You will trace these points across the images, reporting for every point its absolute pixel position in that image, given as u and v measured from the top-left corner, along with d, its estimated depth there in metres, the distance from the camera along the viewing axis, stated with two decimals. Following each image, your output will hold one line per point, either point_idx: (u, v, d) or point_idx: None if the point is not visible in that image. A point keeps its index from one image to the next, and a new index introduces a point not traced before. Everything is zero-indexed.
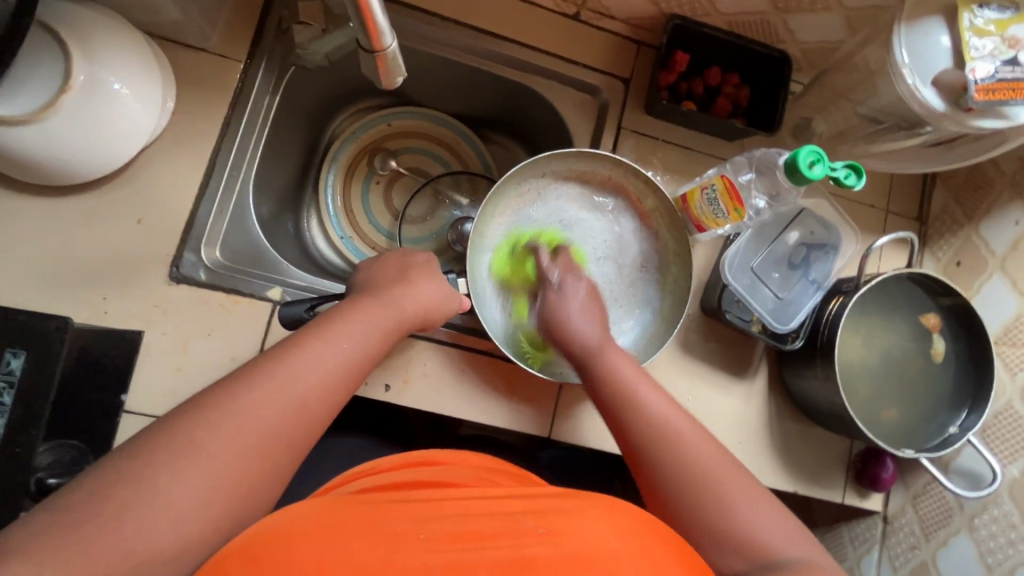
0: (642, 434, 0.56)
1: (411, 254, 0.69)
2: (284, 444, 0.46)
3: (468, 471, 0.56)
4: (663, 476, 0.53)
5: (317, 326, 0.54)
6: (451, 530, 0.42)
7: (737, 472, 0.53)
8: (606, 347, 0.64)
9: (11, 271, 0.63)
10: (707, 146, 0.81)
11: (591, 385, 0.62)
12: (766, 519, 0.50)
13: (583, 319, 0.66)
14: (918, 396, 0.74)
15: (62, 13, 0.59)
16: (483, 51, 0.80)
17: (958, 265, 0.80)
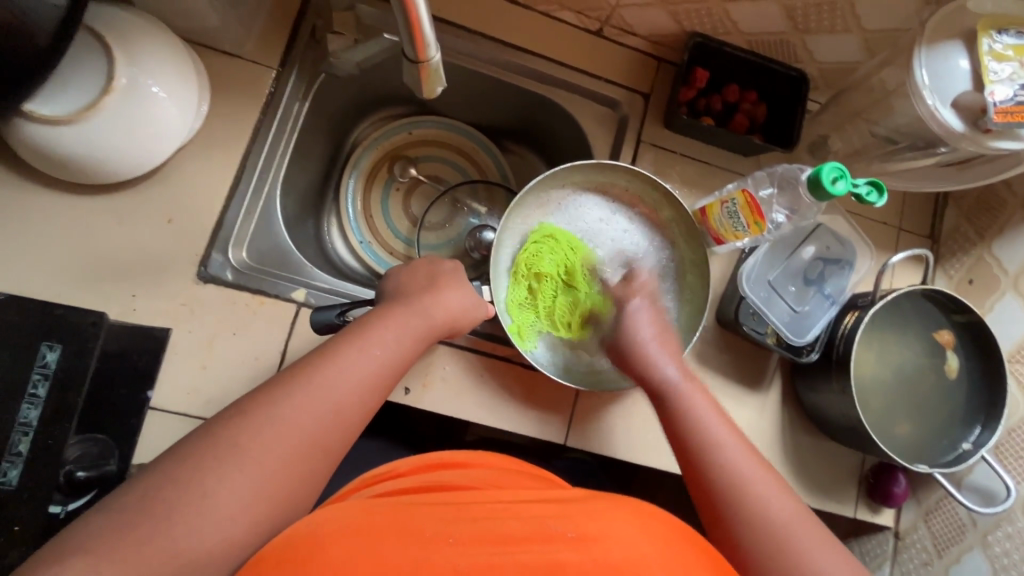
0: (725, 487, 0.54)
1: (438, 262, 0.69)
2: (321, 447, 0.49)
3: (494, 473, 0.57)
4: (747, 527, 0.51)
5: (351, 334, 0.56)
6: (485, 534, 0.43)
7: (816, 527, 0.51)
8: (688, 392, 0.62)
9: (43, 267, 0.64)
10: (724, 160, 0.83)
11: (672, 426, 0.61)
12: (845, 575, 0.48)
13: (662, 356, 0.65)
14: (931, 412, 0.74)
15: (107, 19, 0.61)
16: (507, 64, 0.82)
17: (970, 283, 0.81)
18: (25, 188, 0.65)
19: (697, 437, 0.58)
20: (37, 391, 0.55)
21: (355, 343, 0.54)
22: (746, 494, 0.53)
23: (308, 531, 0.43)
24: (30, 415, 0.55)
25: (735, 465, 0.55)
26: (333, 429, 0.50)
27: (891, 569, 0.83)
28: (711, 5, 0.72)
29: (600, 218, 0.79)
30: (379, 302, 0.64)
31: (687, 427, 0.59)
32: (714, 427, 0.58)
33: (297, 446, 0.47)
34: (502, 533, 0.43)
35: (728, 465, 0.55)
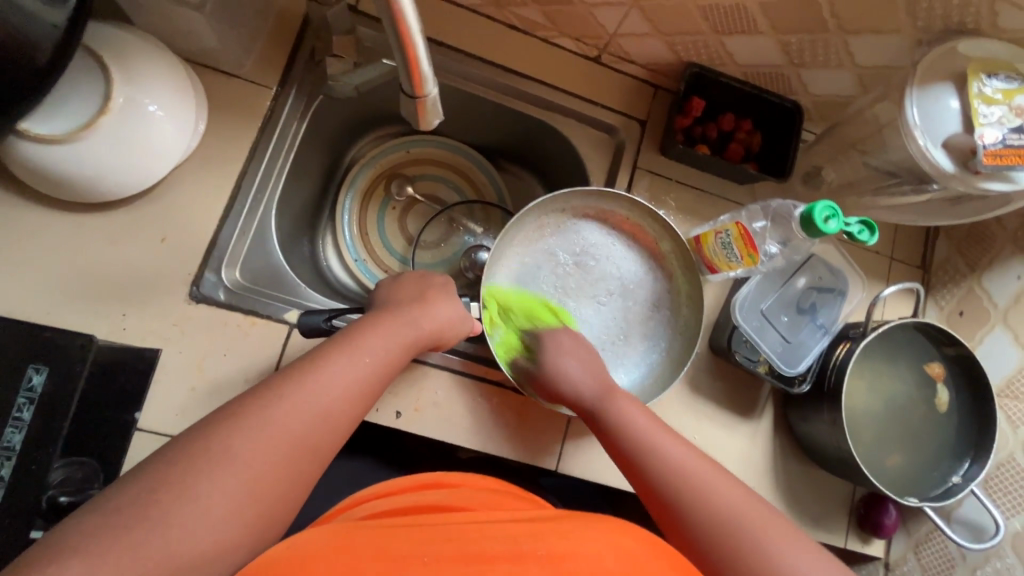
0: (671, 488, 0.55)
1: (428, 277, 0.69)
2: (309, 452, 0.48)
3: (480, 494, 0.57)
4: (693, 521, 0.52)
5: (340, 340, 0.55)
6: (459, 552, 0.43)
7: (763, 510, 0.52)
8: (617, 402, 0.63)
9: (33, 286, 0.64)
10: (719, 188, 0.83)
11: (607, 431, 0.62)
12: (800, 555, 0.49)
13: (581, 369, 0.67)
14: (921, 444, 0.74)
15: (106, 39, 0.61)
16: (506, 89, 0.83)
17: (961, 315, 0.82)
18: (17, 206, 0.64)
19: (648, 464, 0.57)
20: (21, 415, 0.54)
21: (344, 349, 0.53)
22: (699, 502, 0.53)
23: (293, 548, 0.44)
24: (14, 440, 0.53)
25: (689, 486, 0.54)
26: (324, 433, 0.49)
27: None
28: (708, 38, 0.72)
29: (599, 243, 0.79)
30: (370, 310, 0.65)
31: (637, 459, 0.58)
32: (662, 447, 0.58)
33: (287, 453, 0.46)
34: (472, 552, 0.43)
35: (679, 484, 0.55)
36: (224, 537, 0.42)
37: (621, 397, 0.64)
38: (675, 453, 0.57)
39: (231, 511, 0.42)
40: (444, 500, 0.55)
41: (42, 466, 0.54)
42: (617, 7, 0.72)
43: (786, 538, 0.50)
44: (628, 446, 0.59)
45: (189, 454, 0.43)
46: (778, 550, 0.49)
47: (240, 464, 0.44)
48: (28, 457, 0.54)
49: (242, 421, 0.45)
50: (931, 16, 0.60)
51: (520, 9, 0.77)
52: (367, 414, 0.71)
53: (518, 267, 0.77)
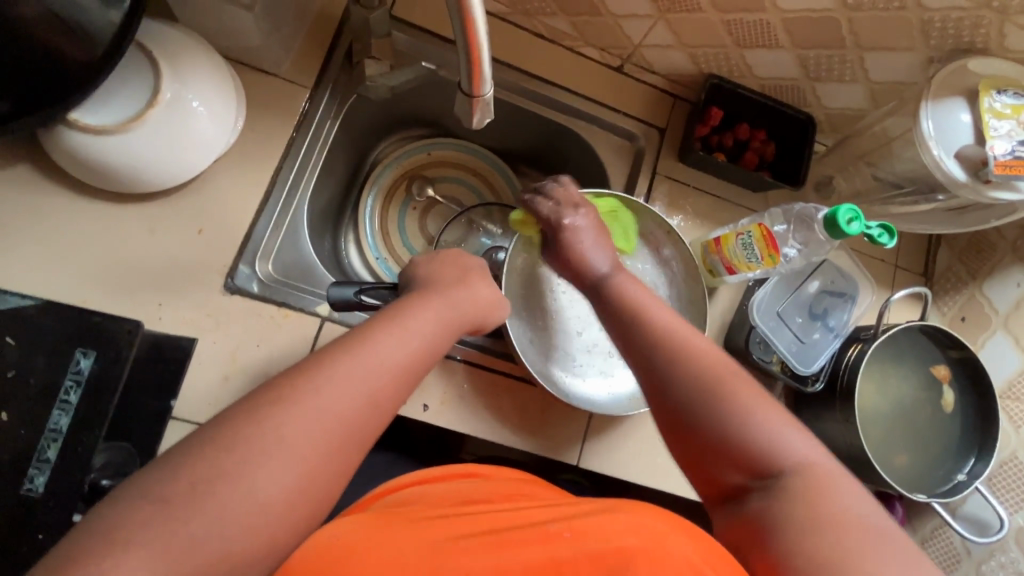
0: (658, 351, 0.57)
1: (466, 257, 0.70)
2: (355, 442, 0.45)
3: (503, 483, 0.59)
4: (675, 388, 0.54)
5: (388, 317, 0.53)
6: (494, 536, 0.45)
7: (743, 381, 0.53)
8: (620, 277, 0.66)
9: (73, 272, 0.65)
10: (734, 195, 0.87)
11: (603, 303, 0.65)
12: (772, 420, 0.50)
13: (596, 250, 0.69)
14: (928, 444, 0.78)
15: (158, 38, 0.64)
16: (531, 94, 0.86)
17: (963, 320, 0.85)
18: (58, 194, 0.65)
19: (642, 332, 0.59)
20: (68, 398, 0.55)
21: (391, 327, 0.52)
22: (683, 373, 0.54)
23: (322, 546, 0.44)
24: (61, 422, 0.54)
25: (672, 346, 0.57)
26: (370, 422, 0.46)
27: None
28: (729, 51, 0.76)
29: None
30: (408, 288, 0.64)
31: (632, 324, 0.60)
32: (655, 319, 0.60)
33: (340, 433, 0.44)
34: (501, 536, 0.45)
35: (671, 351, 0.56)
36: (281, 506, 0.41)
37: (623, 272, 0.67)
38: (666, 322, 0.59)
39: None
40: (465, 488, 0.57)
41: (86, 449, 0.55)
42: (644, 19, 0.76)
43: (759, 403, 0.51)
44: (625, 314, 0.62)
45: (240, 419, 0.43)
46: (752, 417, 0.50)
47: (300, 425, 0.42)
48: (73, 439, 0.54)
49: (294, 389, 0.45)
50: (943, 35, 0.64)
51: (548, 18, 0.81)
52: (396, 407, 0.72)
53: (530, 264, 0.82)
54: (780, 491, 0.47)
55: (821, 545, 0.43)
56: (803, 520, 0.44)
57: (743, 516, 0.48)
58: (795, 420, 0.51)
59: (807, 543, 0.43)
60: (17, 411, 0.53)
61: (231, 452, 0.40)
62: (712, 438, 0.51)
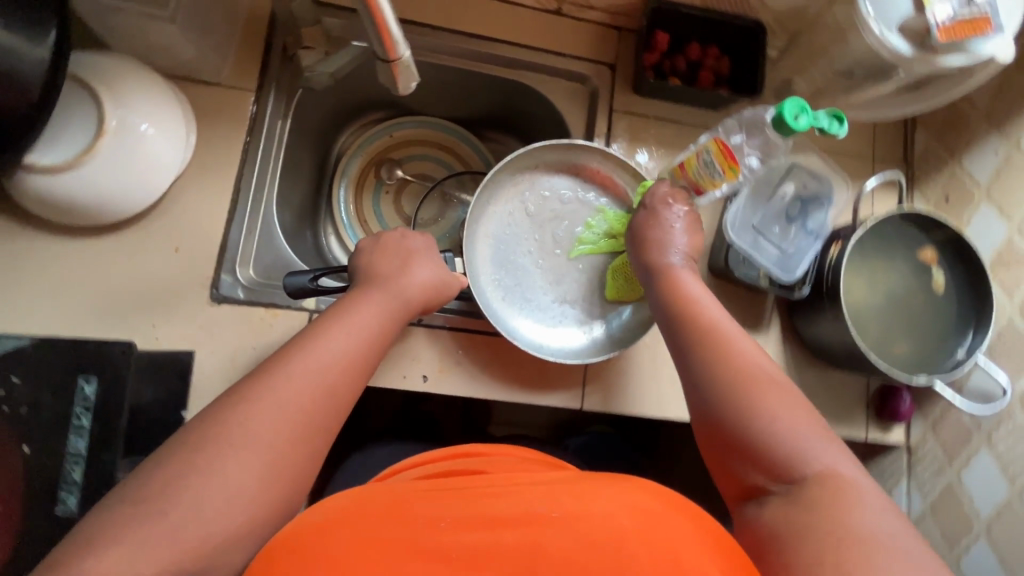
0: (707, 346, 0.58)
1: (409, 237, 0.72)
2: (316, 426, 0.52)
3: (512, 461, 0.60)
4: (716, 381, 0.55)
5: (336, 312, 0.60)
6: (476, 514, 0.44)
7: (787, 389, 0.54)
8: (679, 271, 0.67)
9: (66, 309, 0.68)
10: (695, 118, 0.86)
11: (654, 295, 0.66)
12: (811, 434, 0.51)
13: (670, 240, 0.68)
14: (925, 327, 0.78)
15: (94, 67, 0.65)
16: (475, 55, 0.85)
17: (947, 200, 0.84)
18: (37, 238, 0.68)
19: (692, 324, 0.60)
20: (81, 422, 0.58)
21: (338, 324, 0.58)
22: (728, 368, 0.55)
23: (306, 529, 0.45)
24: (79, 446, 0.58)
25: (722, 342, 0.58)
26: (326, 409, 0.53)
27: (907, 484, 0.85)
28: None
29: (571, 198, 0.83)
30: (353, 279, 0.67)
31: (690, 316, 0.61)
32: (722, 323, 0.60)
33: (301, 421, 0.51)
34: (483, 513, 0.44)
35: (718, 346, 0.57)
36: (254, 486, 0.47)
37: (684, 268, 0.67)
38: (725, 325, 0.60)
39: (267, 482, 0.48)
40: (467, 467, 0.58)
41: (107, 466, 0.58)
42: None
43: (804, 416, 0.52)
44: (684, 306, 0.62)
45: (213, 418, 0.49)
46: (796, 427, 0.51)
47: (262, 415, 0.49)
48: (94, 459, 0.58)
49: (258, 383, 0.51)
50: None
51: None
52: (397, 382, 0.75)
53: (495, 225, 0.82)
54: (801, 499, 0.47)
55: (842, 557, 0.42)
56: (822, 528, 0.45)
57: (758, 520, 0.49)
58: (836, 438, 0.51)
59: (827, 550, 0.43)
60: (38, 442, 0.57)
61: (202, 450, 0.47)
62: (750, 436, 0.51)
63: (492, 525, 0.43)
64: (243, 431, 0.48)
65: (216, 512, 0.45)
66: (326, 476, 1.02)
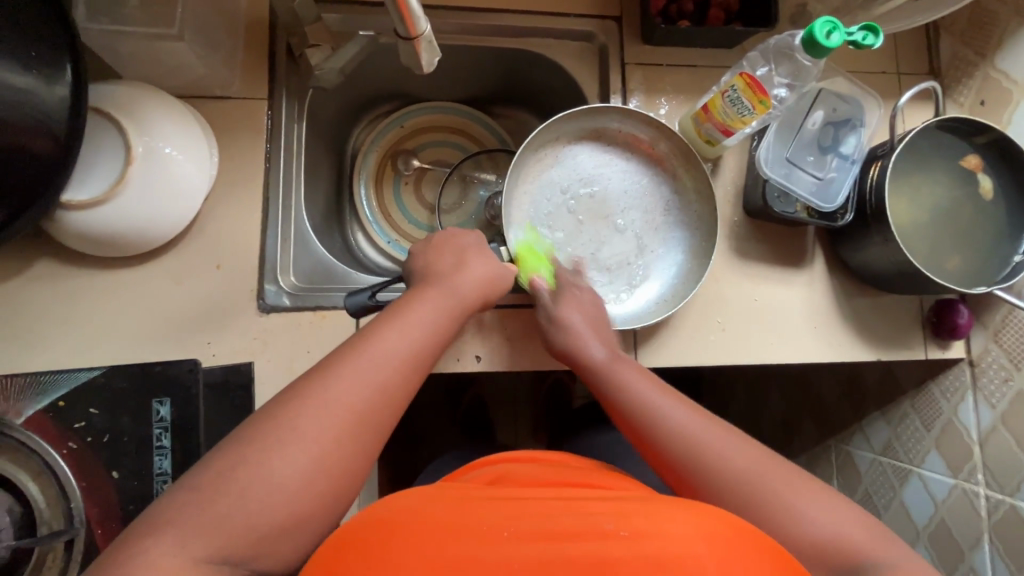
0: (679, 451, 0.57)
1: (461, 235, 0.72)
2: (370, 426, 0.53)
3: (580, 474, 0.61)
4: (709, 489, 0.55)
5: (393, 312, 0.61)
6: (541, 529, 0.45)
7: (770, 463, 0.55)
8: (617, 366, 0.66)
9: (124, 339, 0.69)
10: (710, 58, 0.83)
11: (608, 402, 0.65)
12: (821, 508, 0.51)
13: (593, 335, 0.69)
14: (976, 237, 0.76)
15: (111, 97, 0.65)
16: (477, 28, 0.84)
17: (982, 103, 0.81)
18: (85, 275, 0.70)
19: (660, 435, 0.59)
20: (162, 443, 0.60)
21: (395, 324, 0.59)
22: (710, 470, 0.55)
23: (367, 523, 0.46)
24: (164, 465, 0.59)
25: (691, 443, 0.57)
26: (382, 408, 0.54)
27: (974, 397, 0.84)
28: None
29: (597, 165, 0.84)
30: (410, 281, 0.68)
31: (641, 421, 0.61)
32: (670, 415, 0.60)
33: (355, 420, 0.52)
34: (547, 530, 0.44)
35: (695, 450, 0.57)
36: (303, 481, 0.49)
37: (624, 362, 0.67)
38: (675, 418, 0.60)
39: (312, 476, 0.49)
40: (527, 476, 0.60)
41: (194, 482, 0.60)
42: None
43: (811, 492, 0.53)
44: (633, 413, 0.62)
45: (273, 412, 0.51)
46: (803, 503, 0.52)
47: (318, 413, 0.51)
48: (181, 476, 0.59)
49: (318, 379, 0.53)
50: None
51: None
52: (452, 366, 0.76)
53: (527, 203, 0.82)
54: None
55: None
56: None
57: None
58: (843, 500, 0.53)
59: None
60: (125, 467, 0.58)
61: (254, 443, 0.49)
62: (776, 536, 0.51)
63: (552, 539, 0.43)
64: (311, 429, 0.50)
65: (262, 499, 0.47)
66: (389, 470, 1.04)
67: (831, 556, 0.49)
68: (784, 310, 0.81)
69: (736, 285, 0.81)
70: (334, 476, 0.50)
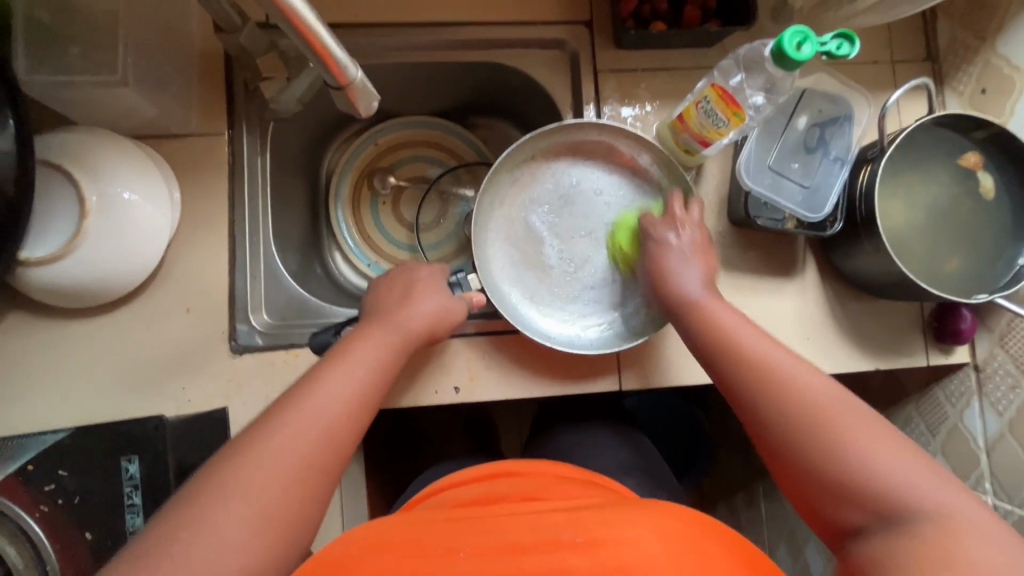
0: (751, 384, 0.57)
1: (414, 269, 0.72)
2: (319, 476, 0.53)
3: (534, 482, 0.61)
4: (788, 422, 0.54)
5: (334, 356, 0.60)
6: (501, 544, 0.46)
7: (856, 412, 0.53)
8: (710, 304, 0.64)
9: (97, 390, 0.68)
10: (687, 60, 0.79)
11: (687, 334, 0.64)
12: (894, 461, 0.49)
13: (684, 268, 0.66)
14: (978, 240, 0.71)
15: (61, 147, 0.64)
16: (441, 43, 0.81)
17: (983, 93, 0.75)
18: (55, 326, 0.69)
19: (735, 364, 0.59)
20: (134, 501, 0.64)
21: (338, 366, 0.59)
22: (780, 408, 0.55)
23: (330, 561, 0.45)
24: (137, 522, 0.64)
25: (770, 376, 0.56)
26: (330, 460, 0.54)
27: (980, 403, 0.80)
28: None
29: (578, 181, 0.79)
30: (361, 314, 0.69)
31: (719, 356, 0.60)
32: (755, 351, 0.59)
33: (299, 470, 0.51)
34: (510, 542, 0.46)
35: (771, 384, 0.56)
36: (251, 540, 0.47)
37: (715, 303, 0.64)
38: (777, 358, 0.58)
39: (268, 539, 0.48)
40: (494, 490, 0.60)
41: None
42: None
43: (897, 447, 0.50)
44: (712, 339, 0.61)
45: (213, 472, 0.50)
46: (866, 448, 0.50)
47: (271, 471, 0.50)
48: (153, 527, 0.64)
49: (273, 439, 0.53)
50: None
51: None
52: (430, 399, 0.74)
53: (503, 227, 0.79)
54: (906, 532, 0.46)
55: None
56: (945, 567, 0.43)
57: (858, 557, 0.48)
58: (924, 456, 0.50)
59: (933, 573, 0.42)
60: (96, 527, 0.62)
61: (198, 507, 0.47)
62: (842, 480, 0.50)
63: (510, 554, 0.44)
64: (257, 482, 0.49)
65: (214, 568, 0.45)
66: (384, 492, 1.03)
67: (877, 502, 0.48)
68: (775, 322, 0.78)
69: (723, 300, 0.77)
70: (283, 528, 0.49)
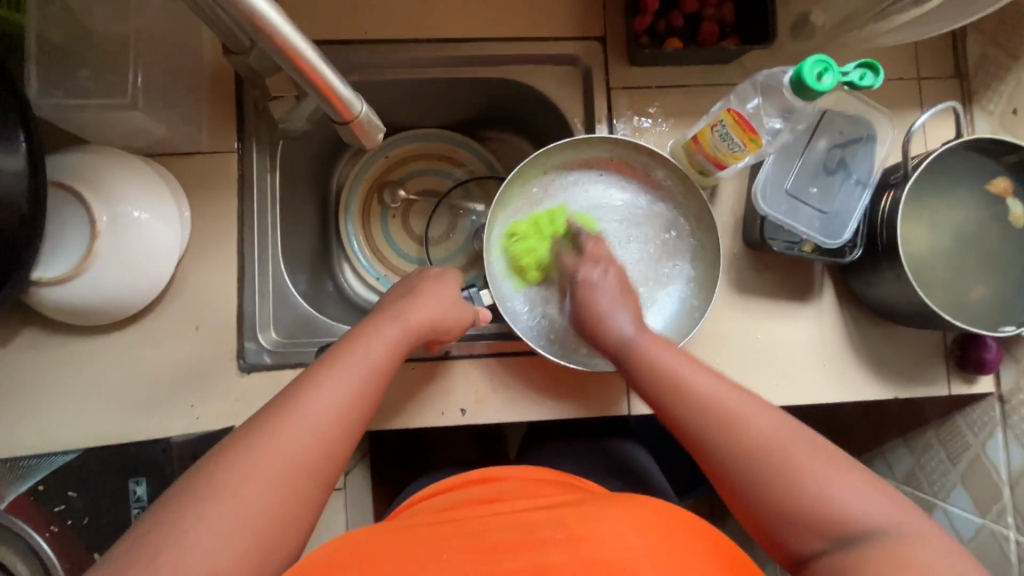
0: (701, 424, 0.53)
1: (426, 272, 0.71)
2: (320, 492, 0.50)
3: (523, 485, 0.60)
4: (721, 461, 0.51)
5: (336, 344, 0.59)
6: (486, 543, 0.45)
7: (804, 438, 0.49)
8: (647, 343, 0.60)
9: (106, 407, 0.69)
10: (704, 77, 0.77)
11: (633, 377, 0.60)
12: (850, 488, 0.46)
13: (616, 310, 0.64)
14: (1006, 268, 0.69)
15: (72, 167, 0.64)
16: (451, 60, 0.80)
17: (1015, 113, 0.72)
18: (66, 342, 0.70)
19: (680, 406, 0.54)
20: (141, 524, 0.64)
21: (338, 361, 0.55)
22: (727, 441, 0.51)
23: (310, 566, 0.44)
24: None
25: (720, 415, 0.52)
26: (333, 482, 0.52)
27: (1004, 435, 0.77)
28: None
29: (591, 193, 0.78)
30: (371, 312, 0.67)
31: (661, 395, 0.56)
32: (688, 378, 0.55)
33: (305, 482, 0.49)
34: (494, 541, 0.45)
35: (717, 424, 0.52)
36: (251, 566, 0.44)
37: (647, 334, 0.61)
38: (701, 385, 0.55)
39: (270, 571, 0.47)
40: (486, 494, 0.59)
41: None
42: None
43: (850, 472, 0.47)
44: (653, 380, 0.57)
45: None
46: (820, 477, 0.47)
47: None
48: None
49: None
50: None
51: None
52: (435, 420, 0.74)
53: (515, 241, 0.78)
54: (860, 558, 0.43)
55: None
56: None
57: None
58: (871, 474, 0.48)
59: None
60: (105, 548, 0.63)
61: None
62: (797, 511, 0.46)
63: (493, 552, 0.44)
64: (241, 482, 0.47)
65: None
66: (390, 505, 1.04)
67: (831, 525, 0.45)
68: (790, 348, 0.76)
69: (736, 324, 0.75)
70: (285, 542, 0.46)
